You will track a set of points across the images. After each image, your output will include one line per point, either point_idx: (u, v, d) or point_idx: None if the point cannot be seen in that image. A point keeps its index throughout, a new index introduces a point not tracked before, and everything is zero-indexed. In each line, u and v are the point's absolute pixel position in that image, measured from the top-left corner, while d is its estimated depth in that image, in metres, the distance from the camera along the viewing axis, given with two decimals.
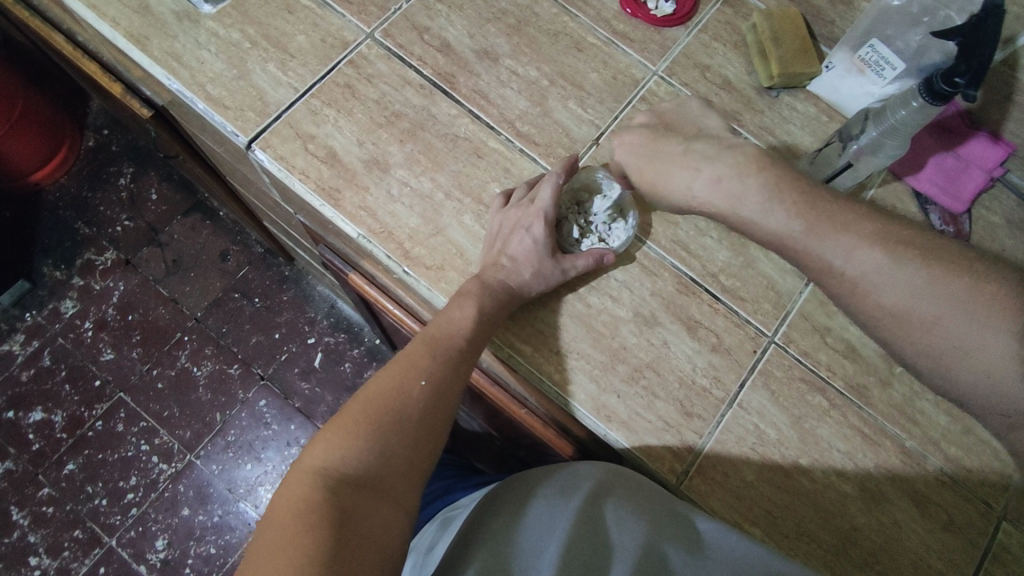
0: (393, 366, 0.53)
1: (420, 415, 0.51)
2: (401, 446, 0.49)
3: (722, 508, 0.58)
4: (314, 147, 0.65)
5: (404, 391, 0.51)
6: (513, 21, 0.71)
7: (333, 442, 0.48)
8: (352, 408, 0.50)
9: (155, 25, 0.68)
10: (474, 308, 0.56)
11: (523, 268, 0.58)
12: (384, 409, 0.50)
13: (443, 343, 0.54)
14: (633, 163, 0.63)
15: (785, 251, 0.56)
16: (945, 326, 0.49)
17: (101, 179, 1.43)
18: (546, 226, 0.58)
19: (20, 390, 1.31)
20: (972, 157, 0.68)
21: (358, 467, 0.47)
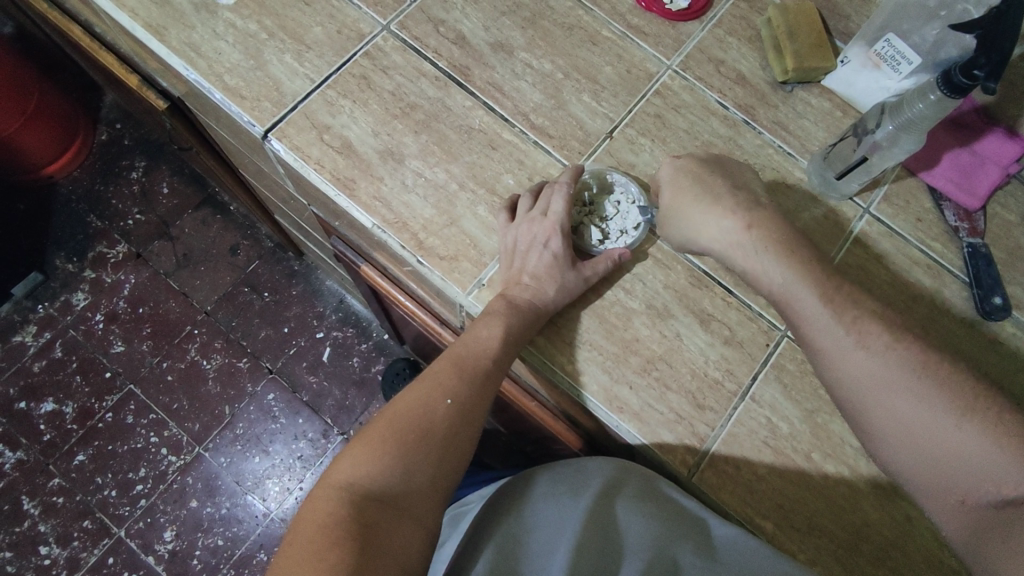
0: (420, 384, 0.53)
1: (446, 432, 0.51)
2: (425, 465, 0.49)
3: (733, 501, 0.58)
4: (329, 138, 0.65)
5: (430, 408, 0.51)
6: (528, 14, 0.72)
7: (358, 457, 0.48)
8: (378, 423, 0.50)
9: (173, 15, 0.68)
10: (500, 327, 0.55)
11: (543, 281, 0.58)
12: (410, 427, 0.50)
13: (470, 361, 0.54)
14: (674, 191, 0.60)
15: (779, 299, 0.54)
16: (943, 442, 0.45)
17: (114, 172, 1.45)
18: (563, 239, 0.59)
19: (32, 381, 1.32)
20: (988, 153, 0.68)
21: (380, 484, 0.47)
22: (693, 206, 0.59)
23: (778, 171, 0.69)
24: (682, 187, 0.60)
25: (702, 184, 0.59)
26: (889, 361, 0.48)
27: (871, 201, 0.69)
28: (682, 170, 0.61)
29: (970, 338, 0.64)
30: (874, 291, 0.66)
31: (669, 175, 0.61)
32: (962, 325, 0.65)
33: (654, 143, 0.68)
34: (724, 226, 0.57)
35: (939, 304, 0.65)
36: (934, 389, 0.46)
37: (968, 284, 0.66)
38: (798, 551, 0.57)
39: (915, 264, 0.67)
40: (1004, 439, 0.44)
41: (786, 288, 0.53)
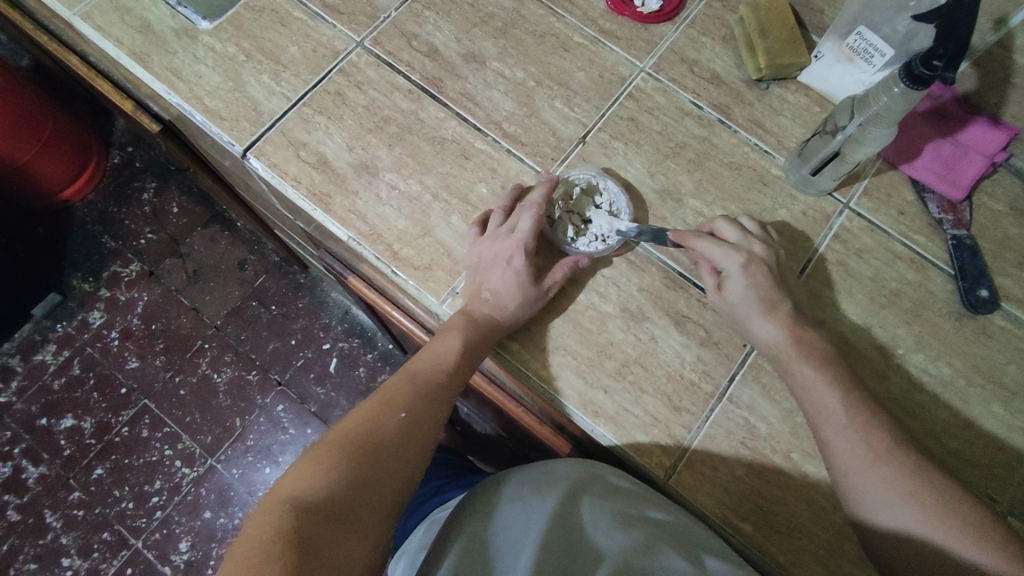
0: (373, 401, 0.55)
1: (395, 446, 0.52)
2: (374, 477, 0.50)
3: (712, 503, 0.58)
4: (306, 154, 0.67)
5: (381, 423, 0.53)
6: (500, 24, 0.73)
7: (304, 471, 0.48)
8: (326, 439, 0.51)
9: (155, 42, 0.70)
10: (459, 341, 0.57)
11: (502, 299, 0.59)
12: (360, 441, 0.51)
13: (422, 377, 0.57)
14: (744, 301, 0.57)
15: (800, 393, 0.56)
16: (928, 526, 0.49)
17: (126, 194, 1.50)
18: (526, 258, 0.60)
19: (52, 398, 1.37)
20: (971, 142, 0.66)
21: (326, 496, 0.47)
22: (765, 318, 0.57)
23: (754, 169, 0.68)
24: (747, 295, 0.57)
25: (779, 298, 0.57)
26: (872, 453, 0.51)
27: (851, 195, 0.68)
28: (765, 276, 0.57)
29: (957, 332, 0.63)
30: (856, 287, 0.65)
31: (747, 283, 0.57)
32: (948, 319, 0.63)
33: (627, 146, 0.68)
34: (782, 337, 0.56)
35: (924, 298, 0.64)
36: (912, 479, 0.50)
37: (954, 277, 0.65)
38: (779, 553, 0.56)
39: (898, 258, 0.65)
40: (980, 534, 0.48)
41: (818, 390, 0.54)
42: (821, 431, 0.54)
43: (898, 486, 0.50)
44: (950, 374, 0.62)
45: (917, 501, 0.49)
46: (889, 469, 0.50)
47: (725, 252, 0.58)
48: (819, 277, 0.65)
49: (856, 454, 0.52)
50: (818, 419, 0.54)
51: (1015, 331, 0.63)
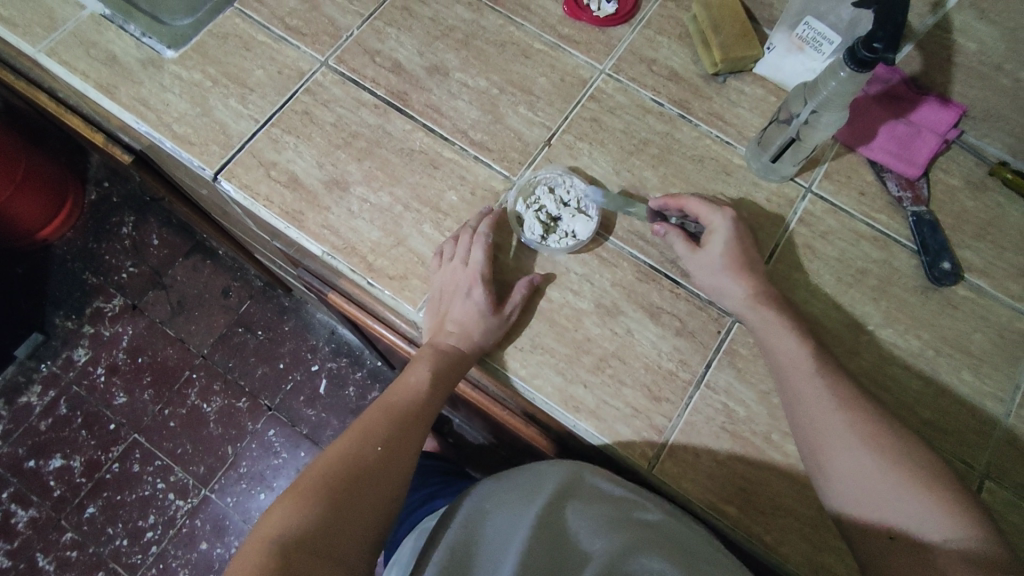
0: (354, 431, 0.56)
1: (376, 475, 0.53)
2: (356, 509, 0.51)
3: (696, 489, 0.58)
4: (277, 174, 0.67)
5: (361, 455, 0.54)
6: (460, 36, 0.74)
7: (288, 508, 0.49)
8: (308, 475, 0.52)
9: (122, 73, 0.71)
10: (428, 370, 0.60)
11: (466, 328, 0.59)
12: (341, 474, 0.52)
13: (397, 409, 0.58)
14: (728, 248, 0.61)
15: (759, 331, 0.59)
16: (878, 472, 0.51)
17: (105, 230, 1.51)
18: (484, 286, 0.60)
19: (40, 439, 1.36)
20: (925, 122, 0.68)
21: (311, 531, 0.47)
22: (733, 282, 0.60)
23: (717, 160, 0.70)
24: (729, 243, 0.61)
25: (743, 260, 0.60)
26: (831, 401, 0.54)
27: (812, 179, 0.69)
28: (728, 237, 0.61)
29: (923, 306, 0.65)
30: (823, 268, 0.66)
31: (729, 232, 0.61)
32: (915, 294, 0.65)
33: (592, 146, 0.70)
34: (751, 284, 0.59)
35: (889, 274, 0.66)
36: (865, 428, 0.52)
37: (917, 251, 0.66)
38: (764, 533, 0.57)
39: (861, 237, 0.67)
40: (931, 489, 0.50)
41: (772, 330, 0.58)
42: (801, 404, 0.55)
43: (851, 431, 0.52)
44: (920, 346, 0.63)
45: (872, 450, 0.51)
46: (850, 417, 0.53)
47: (711, 209, 0.62)
48: (786, 261, 0.66)
49: (820, 399, 0.54)
50: (789, 376, 0.56)
51: (979, 300, 0.65)
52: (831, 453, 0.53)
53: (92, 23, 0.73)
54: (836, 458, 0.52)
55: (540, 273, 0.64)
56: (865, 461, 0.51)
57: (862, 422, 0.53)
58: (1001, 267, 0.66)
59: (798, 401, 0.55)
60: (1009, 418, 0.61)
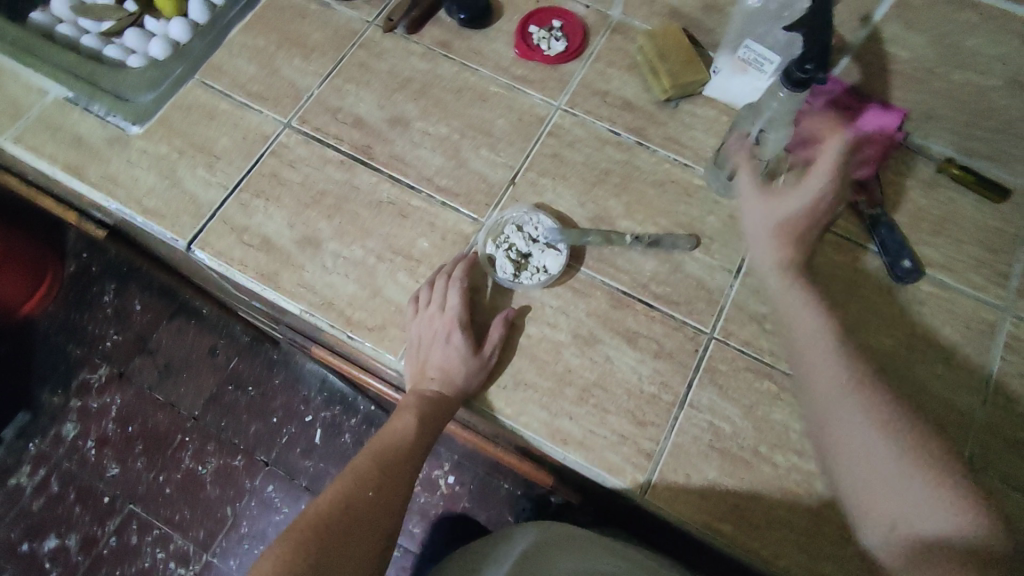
0: (343, 478, 0.56)
1: (367, 524, 0.54)
2: (347, 560, 0.51)
3: (689, 511, 0.59)
4: (249, 238, 0.68)
5: (353, 502, 0.54)
6: (418, 86, 0.76)
7: (281, 556, 0.48)
8: (299, 522, 0.52)
9: (89, 153, 0.72)
10: (413, 416, 0.60)
11: (449, 372, 0.60)
12: (333, 521, 0.52)
13: (388, 453, 0.59)
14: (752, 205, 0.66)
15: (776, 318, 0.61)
16: (890, 467, 0.51)
17: (86, 301, 1.51)
18: (463, 331, 0.61)
19: (34, 520, 1.38)
20: (871, 126, 0.71)
21: None
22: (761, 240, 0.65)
23: (677, 183, 0.72)
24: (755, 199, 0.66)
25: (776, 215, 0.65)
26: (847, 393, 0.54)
27: None
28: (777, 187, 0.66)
29: (890, 306, 0.66)
30: None
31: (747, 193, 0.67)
32: (882, 294, 0.67)
33: (555, 181, 0.72)
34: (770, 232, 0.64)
35: (855, 278, 0.68)
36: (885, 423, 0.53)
37: (877, 254, 0.68)
38: (761, 548, 0.58)
39: (824, 245, 0.69)
40: (946, 488, 0.50)
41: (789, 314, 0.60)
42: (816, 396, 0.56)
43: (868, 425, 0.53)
44: (891, 346, 0.65)
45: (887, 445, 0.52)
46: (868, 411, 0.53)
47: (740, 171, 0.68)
48: (754, 274, 0.68)
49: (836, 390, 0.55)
50: (806, 370, 0.57)
51: (943, 295, 0.67)
52: (845, 445, 0.54)
53: (57, 107, 0.75)
54: (849, 452, 0.53)
55: (514, 308, 0.65)
56: (885, 457, 0.51)
57: (881, 417, 0.53)
58: (960, 260, 0.68)
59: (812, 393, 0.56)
60: (986, 407, 0.63)
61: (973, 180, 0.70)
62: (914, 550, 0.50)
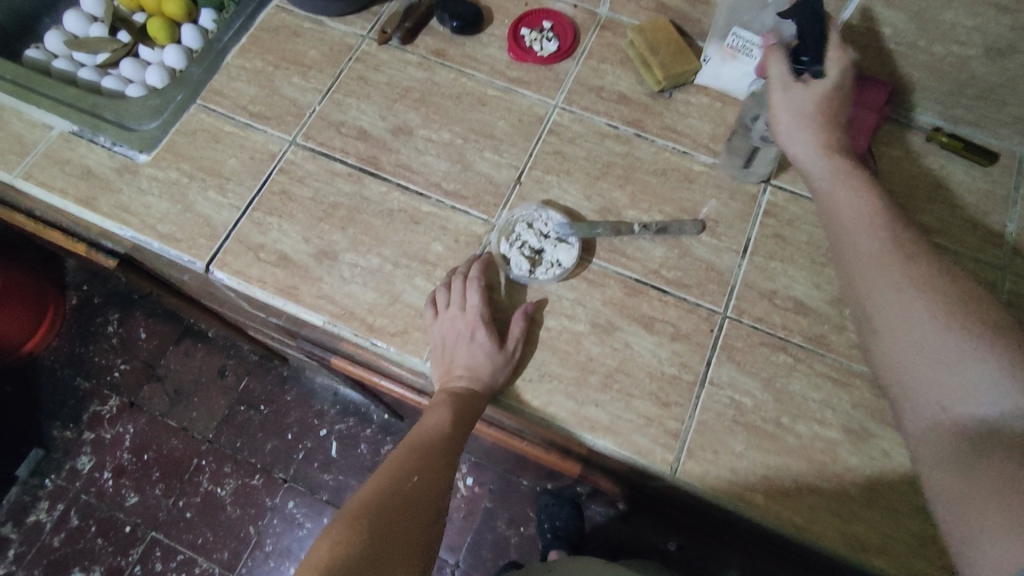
0: (386, 470, 0.58)
1: (414, 507, 0.55)
2: (398, 539, 0.52)
3: (720, 484, 0.61)
4: (266, 255, 0.70)
5: (398, 487, 0.56)
6: (418, 95, 0.78)
7: (335, 538, 0.50)
8: (349, 509, 0.54)
9: (99, 184, 0.73)
10: (449, 411, 0.61)
11: (477, 369, 0.61)
12: (381, 505, 0.54)
13: (425, 443, 0.60)
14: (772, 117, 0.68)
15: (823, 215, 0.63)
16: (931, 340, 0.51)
17: (91, 332, 1.55)
18: (486, 328, 0.63)
19: (55, 556, 1.39)
20: (862, 100, 0.72)
21: (361, 560, 0.49)
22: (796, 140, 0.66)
23: (679, 170, 0.74)
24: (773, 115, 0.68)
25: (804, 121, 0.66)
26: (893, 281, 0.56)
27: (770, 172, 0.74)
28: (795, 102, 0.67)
29: None
30: (796, 253, 0.70)
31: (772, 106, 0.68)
32: None
33: (560, 177, 0.73)
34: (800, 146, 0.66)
35: None
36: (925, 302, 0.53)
37: None
38: (793, 514, 0.60)
39: None
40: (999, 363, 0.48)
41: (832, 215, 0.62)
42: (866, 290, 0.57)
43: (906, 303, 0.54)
44: None
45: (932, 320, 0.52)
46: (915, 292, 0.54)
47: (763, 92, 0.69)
48: (761, 252, 0.70)
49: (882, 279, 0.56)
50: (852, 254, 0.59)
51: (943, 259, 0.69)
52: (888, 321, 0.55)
53: (62, 141, 0.76)
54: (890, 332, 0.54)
55: (532, 302, 0.67)
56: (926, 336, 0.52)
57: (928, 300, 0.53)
58: (955, 224, 0.71)
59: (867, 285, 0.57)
60: None
61: (961, 146, 0.73)
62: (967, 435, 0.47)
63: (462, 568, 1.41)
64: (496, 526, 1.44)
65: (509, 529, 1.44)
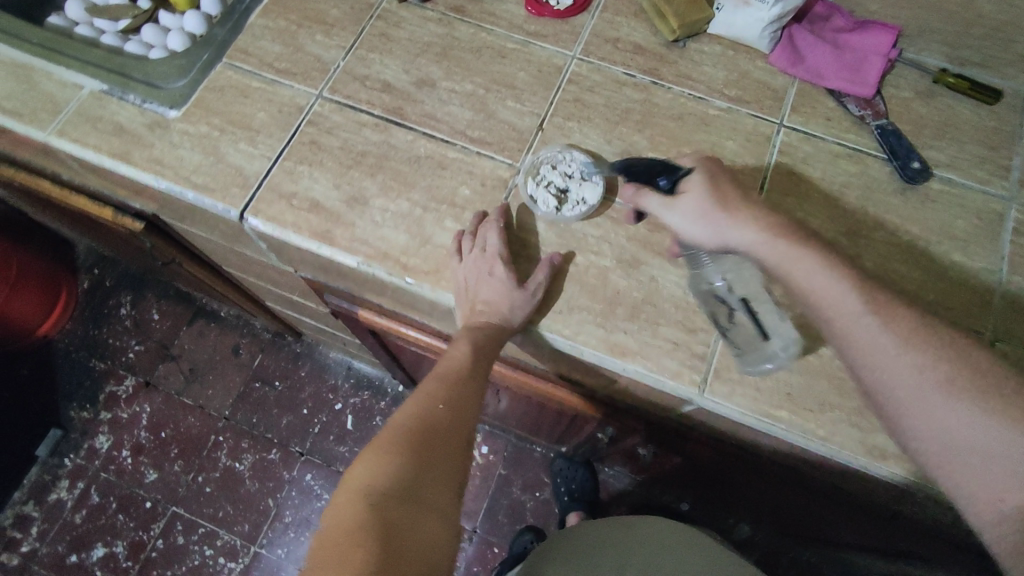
0: (417, 396, 0.61)
1: (447, 433, 0.59)
2: (433, 461, 0.56)
3: (745, 402, 0.64)
4: (298, 202, 0.72)
5: (431, 414, 0.59)
6: (439, 49, 0.80)
7: (372, 462, 0.54)
8: (384, 433, 0.57)
9: (132, 139, 0.75)
10: (468, 343, 0.64)
11: (495, 306, 0.64)
12: (416, 431, 0.57)
13: (453, 373, 0.62)
14: (692, 223, 0.61)
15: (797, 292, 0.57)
16: (961, 424, 0.50)
17: (104, 314, 1.60)
18: (505, 266, 0.65)
19: (78, 532, 1.42)
20: (866, 47, 0.76)
21: (398, 485, 0.53)
22: (734, 227, 0.59)
23: (695, 114, 0.76)
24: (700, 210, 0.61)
25: (740, 204, 0.60)
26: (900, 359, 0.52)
27: (782, 115, 0.76)
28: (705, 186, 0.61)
29: (905, 205, 0.71)
30: (811, 190, 0.73)
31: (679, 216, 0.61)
32: (895, 195, 0.72)
33: (580, 123, 0.76)
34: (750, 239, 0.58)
35: (870, 184, 0.73)
36: (936, 378, 0.51)
37: (887, 159, 0.74)
38: (815, 428, 0.63)
39: (837, 156, 0.74)
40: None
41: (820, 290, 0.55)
42: (874, 376, 0.53)
43: (924, 385, 0.51)
44: (911, 240, 0.70)
45: (954, 397, 0.50)
46: (920, 363, 0.52)
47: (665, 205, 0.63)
48: (777, 189, 0.73)
49: (887, 355, 0.52)
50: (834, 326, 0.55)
51: (951, 190, 0.72)
52: (910, 405, 0.52)
53: (93, 100, 0.77)
54: (918, 420, 0.52)
55: (560, 255, 0.69)
56: (956, 420, 0.50)
57: (938, 374, 0.51)
58: (964, 158, 0.74)
59: (869, 369, 0.54)
60: (1002, 286, 0.68)
61: (968, 86, 0.75)
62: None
63: (480, 533, 1.44)
64: (511, 492, 1.48)
65: (524, 493, 1.48)
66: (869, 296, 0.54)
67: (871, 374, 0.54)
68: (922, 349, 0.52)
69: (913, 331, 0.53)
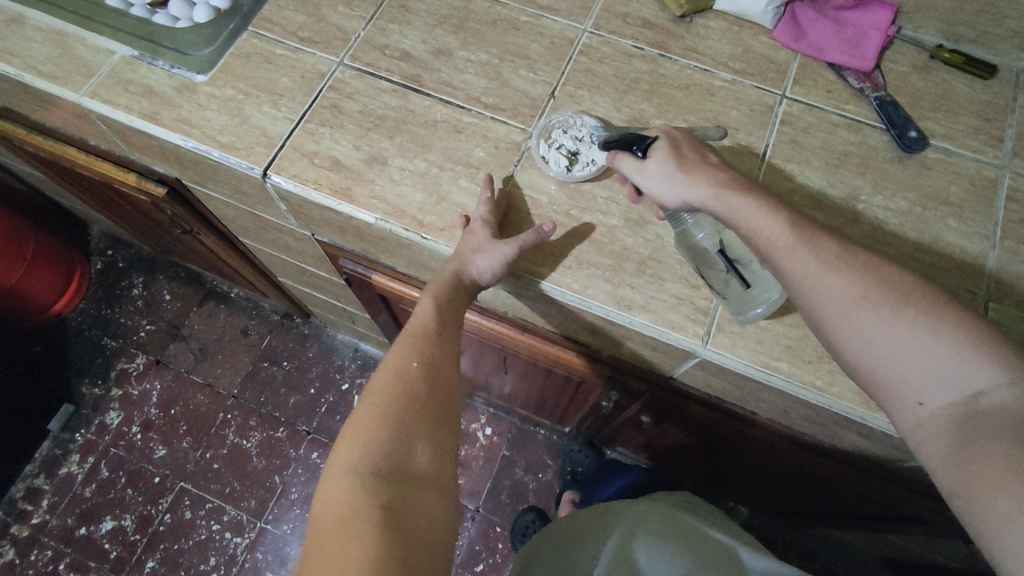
0: (387, 361, 0.60)
1: (424, 392, 0.58)
2: (416, 424, 0.56)
3: (747, 353, 0.66)
4: (320, 161, 0.75)
5: (406, 378, 0.58)
6: (456, 21, 0.83)
7: (355, 445, 0.54)
8: (361, 412, 0.57)
9: (161, 101, 0.78)
10: (430, 299, 0.64)
11: (462, 251, 0.66)
12: (395, 400, 0.56)
13: (418, 329, 0.63)
14: (655, 184, 0.63)
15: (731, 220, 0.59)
16: (886, 334, 0.51)
17: (116, 294, 1.63)
18: (485, 226, 0.67)
19: (87, 505, 1.43)
20: (866, 24, 0.79)
21: (386, 462, 0.53)
22: (692, 183, 0.61)
23: (701, 86, 0.80)
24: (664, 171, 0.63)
25: (696, 163, 0.62)
26: (829, 274, 0.54)
27: (785, 87, 0.79)
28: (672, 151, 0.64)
29: (902, 172, 0.74)
30: (812, 157, 0.75)
31: (650, 176, 0.64)
32: (893, 163, 0.75)
33: (591, 92, 0.79)
34: (703, 192, 0.60)
35: (868, 152, 0.76)
36: (863, 288, 0.52)
37: (885, 129, 0.77)
38: (815, 379, 0.65)
39: (837, 126, 0.77)
40: (947, 330, 0.50)
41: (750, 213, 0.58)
42: (804, 293, 0.54)
43: (849, 297, 0.52)
44: (908, 205, 0.73)
45: (879, 310, 0.51)
46: (846, 279, 0.53)
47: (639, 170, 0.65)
48: (779, 156, 0.76)
49: (814, 272, 0.54)
50: (764, 247, 0.57)
51: (947, 159, 0.75)
52: (834, 317, 0.53)
53: (124, 64, 0.81)
54: (846, 334, 0.52)
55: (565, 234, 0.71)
56: (879, 331, 0.51)
57: (861, 287, 0.52)
58: (959, 129, 0.76)
59: (796, 285, 0.55)
60: (995, 248, 0.70)
61: (962, 61, 0.79)
62: (951, 424, 0.48)
63: (483, 512, 1.46)
64: (514, 473, 1.50)
65: (527, 475, 1.50)
66: (801, 229, 0.56)
67: (801, 293, 0.55)
68: (846, 273, 0.53)
69: (836, 250, 0.55)
